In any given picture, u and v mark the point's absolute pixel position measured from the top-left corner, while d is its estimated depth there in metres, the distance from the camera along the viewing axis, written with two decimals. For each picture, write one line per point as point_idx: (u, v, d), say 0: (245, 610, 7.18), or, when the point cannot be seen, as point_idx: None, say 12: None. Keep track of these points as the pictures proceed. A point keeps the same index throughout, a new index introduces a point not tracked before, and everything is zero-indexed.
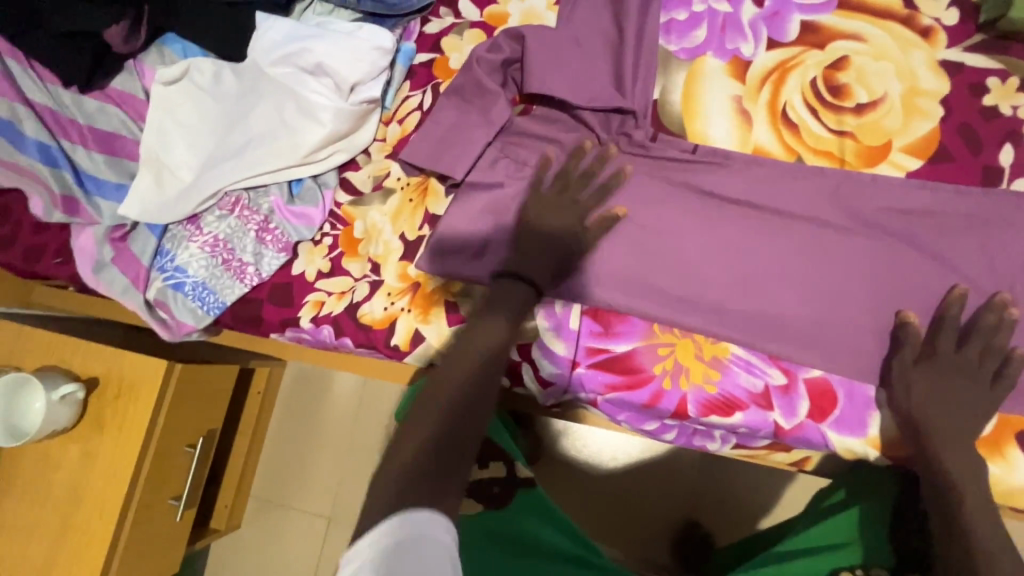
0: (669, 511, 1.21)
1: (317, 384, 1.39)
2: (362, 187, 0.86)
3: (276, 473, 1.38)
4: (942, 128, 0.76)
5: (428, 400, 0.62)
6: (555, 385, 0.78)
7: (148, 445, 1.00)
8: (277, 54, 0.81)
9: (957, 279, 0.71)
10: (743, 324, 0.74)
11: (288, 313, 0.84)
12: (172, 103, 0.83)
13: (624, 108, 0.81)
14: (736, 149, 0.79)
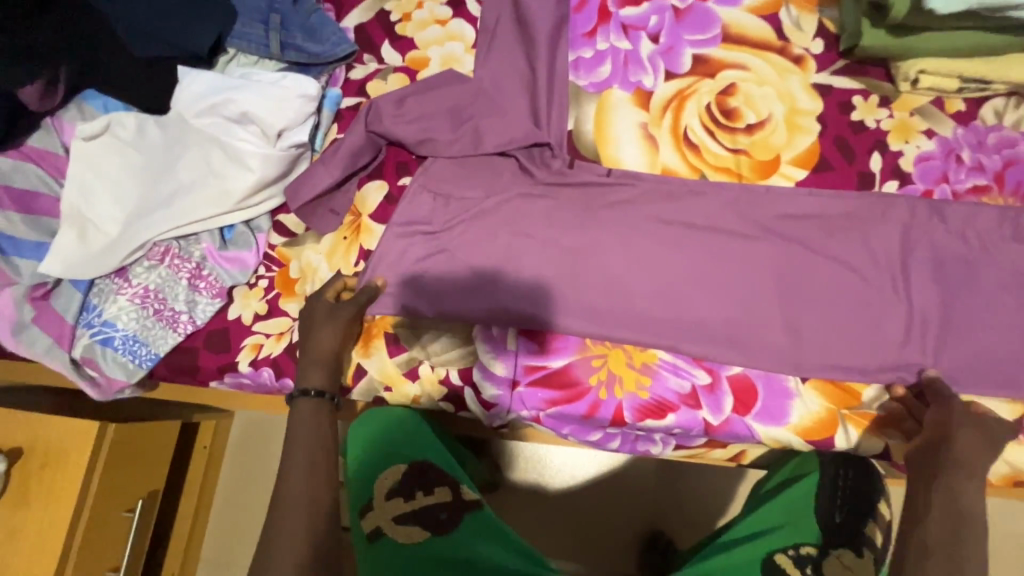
0: (631, 521, 1.24)
1: (266, 433, 1.34)
2: (295, 228, 0.88)
3: (224, 532, 1.31)
4: (821, 141, 0.85)
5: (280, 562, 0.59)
6: (498, 406, 0.80)
7: (79, 513, 0.95)
8: (202, 106, 0.84)
9: (847, 273, 0.79)
10: (667, 330, 0.79)
11: (225, 359, 0.84)
12: (94, 158, 0.83)
13: (542, 138, 0.87)
14: (646, 170, 0.86)
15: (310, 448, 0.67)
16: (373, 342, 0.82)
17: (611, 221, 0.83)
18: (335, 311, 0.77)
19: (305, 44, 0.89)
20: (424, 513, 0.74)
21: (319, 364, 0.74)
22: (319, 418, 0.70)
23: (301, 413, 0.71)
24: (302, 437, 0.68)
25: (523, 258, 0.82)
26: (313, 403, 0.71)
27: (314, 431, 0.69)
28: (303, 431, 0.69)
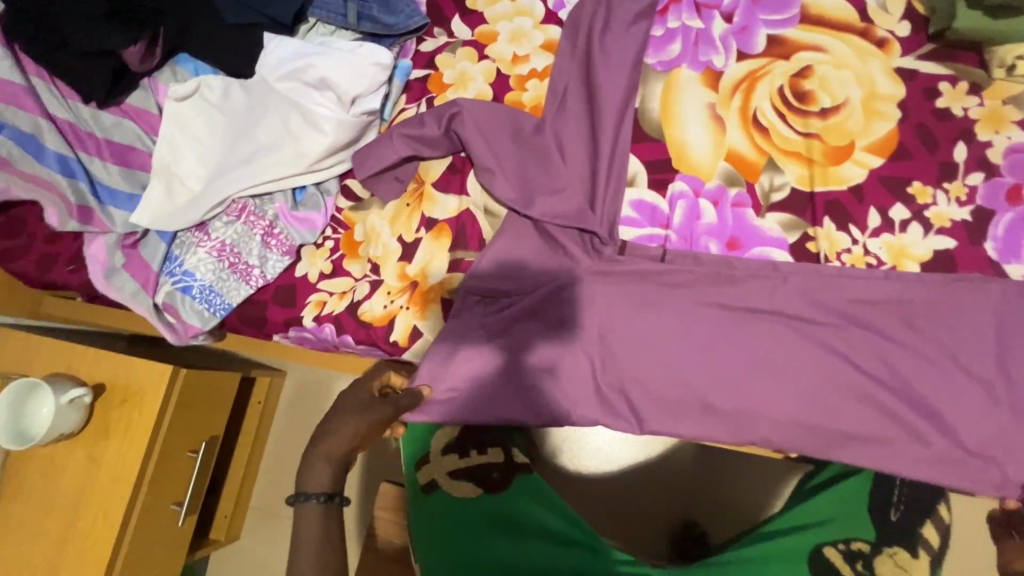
0: (665, 508, 1.23)
1: (317, 395, 1.40)
2: (362, 193, 0.91)
3: (273, 483, 1.39)
4: (901, 128, 0.82)
5: None
6: None
7: (151, 449, 1.02)
8: (283, 72, 0.88)
9: (925, 269, 0.76)
10: (725, 311, 0.78)
11: (291, 313, 0.88)
12: (184, 117, 0.89)
13: (608, 112, 0.85)
14: (712, 150, 0.85)
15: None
16: (430, 306, 0.85)
17: (663, 198, 0.84)
18: (371, 406, 0.69)
19: (380, 16, 0.92)
20: (478, 472, 0.78)
21: (329, 466, 0.64)
22: (327, 532, 0.60)
23: (307, 526, 0.60)
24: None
25: (579, 262, 0.81)
26: (311, 534, 0.60)
27: (316, 573, 0.57)
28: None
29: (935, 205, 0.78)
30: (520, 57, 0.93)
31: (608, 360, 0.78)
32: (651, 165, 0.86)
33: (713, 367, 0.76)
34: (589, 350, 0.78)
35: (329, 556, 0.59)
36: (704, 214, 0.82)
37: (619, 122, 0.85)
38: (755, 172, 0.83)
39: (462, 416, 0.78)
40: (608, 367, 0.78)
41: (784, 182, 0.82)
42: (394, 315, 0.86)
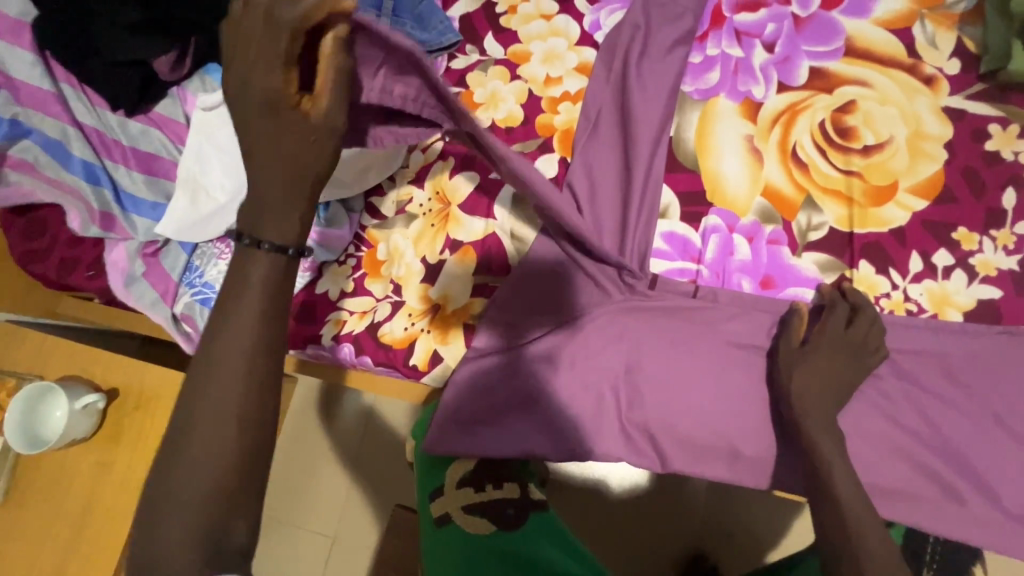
0: (668, 534, 1.12)
1: (328, 400, 1.37)
2: (386, 212, 0.90)
3: (282, 490, 1.36)
4: (946, 170, 0.79)
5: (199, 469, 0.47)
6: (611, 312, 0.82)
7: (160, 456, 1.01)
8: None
9: (977, 323, 0.73)
10: (757, 353, 0.75)
11: (310, 330, 0.87)
12: (211, 128, 0.88)
13: (646, 139, 0.83)
14: (748, 184, 0.82)
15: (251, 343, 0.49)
16: (452, 331, 0.84)
17: (696, 231, 0.82)
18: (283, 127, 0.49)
19: (413, 32, 0.91)
20: (492, 507, 0.76)
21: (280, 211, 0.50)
22: (282, 279, 0.51)
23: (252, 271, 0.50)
24: (226, 363, 0.48)
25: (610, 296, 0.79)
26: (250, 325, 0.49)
27: (266, 298, 0.50)
28: (228, 357, 0.48)
29: (981, 252, 0.76)
30: (553, 78, 0.92)
31: (635, 397, 0.76)
32: (685, 197, 0.83)
33: (744, 409, 0.73)
34: (615, 384, 0.77)
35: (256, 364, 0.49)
36: (737, 250, 0.80)
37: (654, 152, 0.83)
38: (793, 210, 0.81)
39: (483, 449, 0.76)
40: (633, 404, 0.76)
41: (823, 222, 0.79)
42: (415, 338, 0.84)
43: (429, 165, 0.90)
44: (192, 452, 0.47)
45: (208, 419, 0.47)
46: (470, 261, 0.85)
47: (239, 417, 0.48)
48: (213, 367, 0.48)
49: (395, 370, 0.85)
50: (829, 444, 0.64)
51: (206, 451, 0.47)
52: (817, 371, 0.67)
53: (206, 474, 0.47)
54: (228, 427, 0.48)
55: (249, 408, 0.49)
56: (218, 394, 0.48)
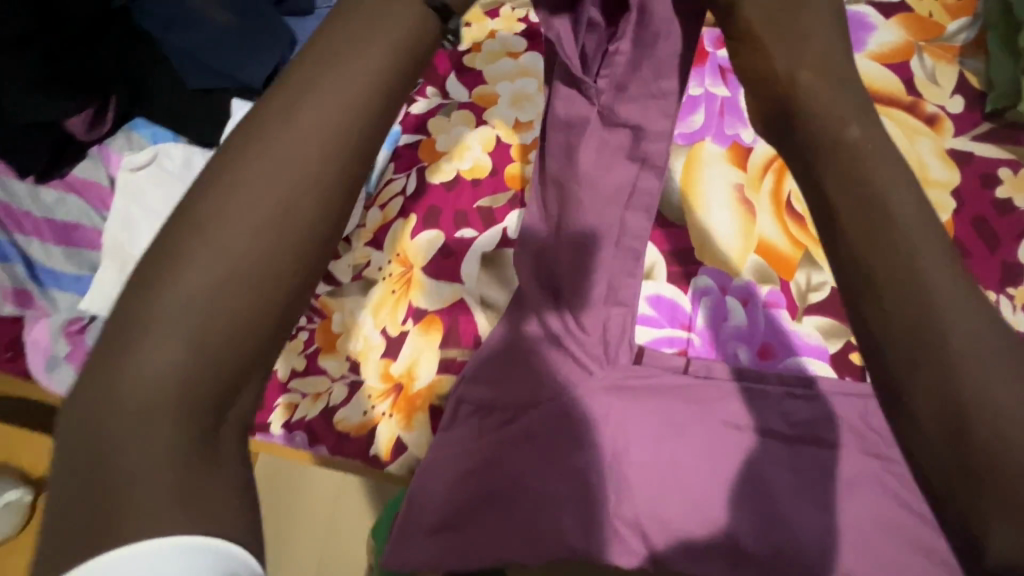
0: None
1: None
2: (342, 276, 0.81)
3: None
4: (954, 222, 0.72)
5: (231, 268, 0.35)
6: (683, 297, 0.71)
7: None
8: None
9: None
10: (764, 437, 0.66)
11: (258, 416, 0.77)
12: (139, 190, 0.77)
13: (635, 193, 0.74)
14: (740, 239, 0.74)
15: (341, 117, 0.38)
16: (416, 415, 0.74)
17: (685, 293, 0.74)
18: None
19: None
20: None
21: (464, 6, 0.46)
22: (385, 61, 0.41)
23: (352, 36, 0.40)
24: (300, 135, 0.37)
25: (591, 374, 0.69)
26: (338, 105, 0.39)
27: (391, 82, 0.41)
28: (306, 128, 0.38)
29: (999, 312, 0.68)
30: (522, 123, 0.84)
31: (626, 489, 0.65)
32: (673, 255, 0.75)
33: (750, 501, 0.64)
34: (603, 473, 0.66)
35: (326, 169, 0.38)
36: (731, 315, 0.72)
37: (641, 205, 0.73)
38: (790, 269, 0.73)
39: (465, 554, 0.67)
40: (624, 496, 0.65)
41: (823, 281, 0.72)
42: (375, 423, 0.75)
43: (389, 223, 0.82)
44: (229, 249, 0.35)
45: (265, 190, 0.36)
46: (435, 332, 0.77)
47: (295, 218, 0.36)
48: (258, 159, 0.37)
49: (355, 462, 0.75)
50: (924, 291, 0.33)
51: (244, 248, 0.35)
52: (842, 112, 0.39)
53: (220, 299, 0.34)
54: (285, 224, 0.36)
55: (306, 235, 0.37)
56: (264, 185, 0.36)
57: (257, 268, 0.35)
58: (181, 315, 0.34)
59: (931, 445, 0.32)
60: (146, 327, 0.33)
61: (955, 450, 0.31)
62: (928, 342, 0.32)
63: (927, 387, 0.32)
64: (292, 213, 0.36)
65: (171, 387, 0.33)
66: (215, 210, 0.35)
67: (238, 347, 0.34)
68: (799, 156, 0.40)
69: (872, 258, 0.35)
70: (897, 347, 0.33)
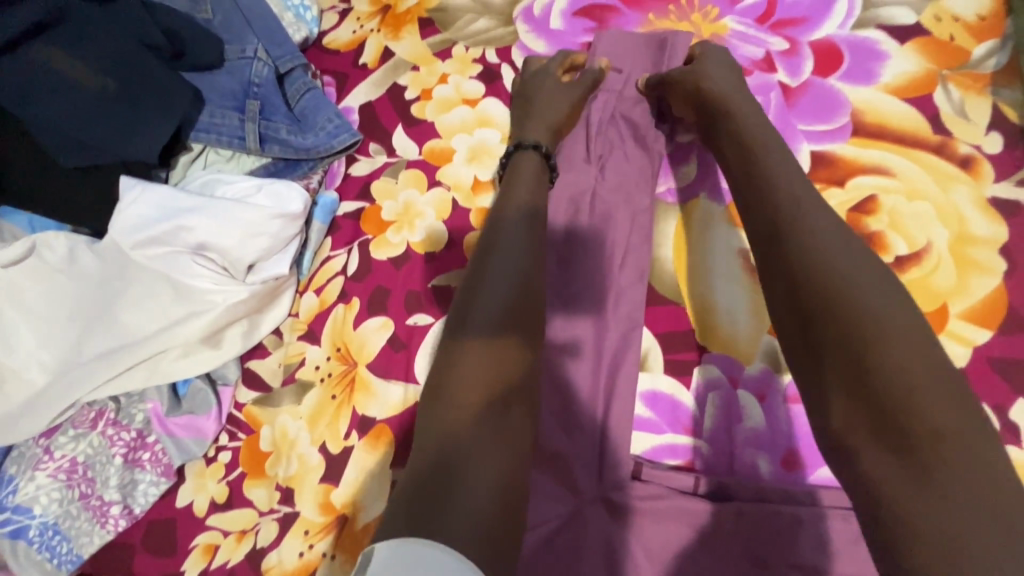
0: None
1: None
2: (271, 379, 0.66)
3: None
4: (1005, 286, 0.59)
5: (476, 326, 0.46)
6: (700, 380, 0.60)
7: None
8: (142, 235, 0.61)
9: None
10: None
11: (166, 565, 0.62)
12: (17, 288, 0.64)
13: (619, 267, 0.62)
14: (750, 318, 0.61)
15: (526, 207, 0.55)
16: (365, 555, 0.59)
17: (687, 387, 0.60)
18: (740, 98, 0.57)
19: (290, 138, 0.69)
20: None
21: (516, 197, 0.55)
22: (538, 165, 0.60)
23: (522, 167, 0.59)
24: (513, 223, 0.53)
25: (581, 501, 0.54)
26: (527, 198, 0.56)
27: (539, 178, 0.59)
28: (511, 217, 0.53)
29: None
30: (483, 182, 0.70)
31: None
32: (669, 339, 0.62)
33: None
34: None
35: (530, 238, 0.52)
36: (745, 414, 0.59)
37: (626, 285, 0.61)
38: None
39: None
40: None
41: None
42: (313, 568, 0.59)
43: (327, 310, 0.68)
44: (475, 311, 0.47)
45: (497, 265, 0.50)
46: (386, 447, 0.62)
47: (521, 279, 0.49)
48: (490, 246, 0.51)
49: None
50: (857, 315, 0.38)
51: (485, 305, 0.47)
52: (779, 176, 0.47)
53: (490, 347, 0.45)
54: (506, 283, 0.48)
55: (525, 290, 0.49)
56: (497, 263, 0.50)
57: (504, 311, 0.47)
58: (480, 361, 0.44)
59: (861, 460, 0.35)
60: (452, 347, 0.46)
61: (861, 458, 0.35)
62: (850, 352, 0.37)
63: (883, 414, 0.35)
64: (530, 276, 0.50)
65: (473, 418, 0.41)
66: (475, 290, 0.48)
67: (512, 357, 0.45)
68: (746, 216, 0.48)
69: (795, 299, 0.41)
70: (836, 371, 0.37)
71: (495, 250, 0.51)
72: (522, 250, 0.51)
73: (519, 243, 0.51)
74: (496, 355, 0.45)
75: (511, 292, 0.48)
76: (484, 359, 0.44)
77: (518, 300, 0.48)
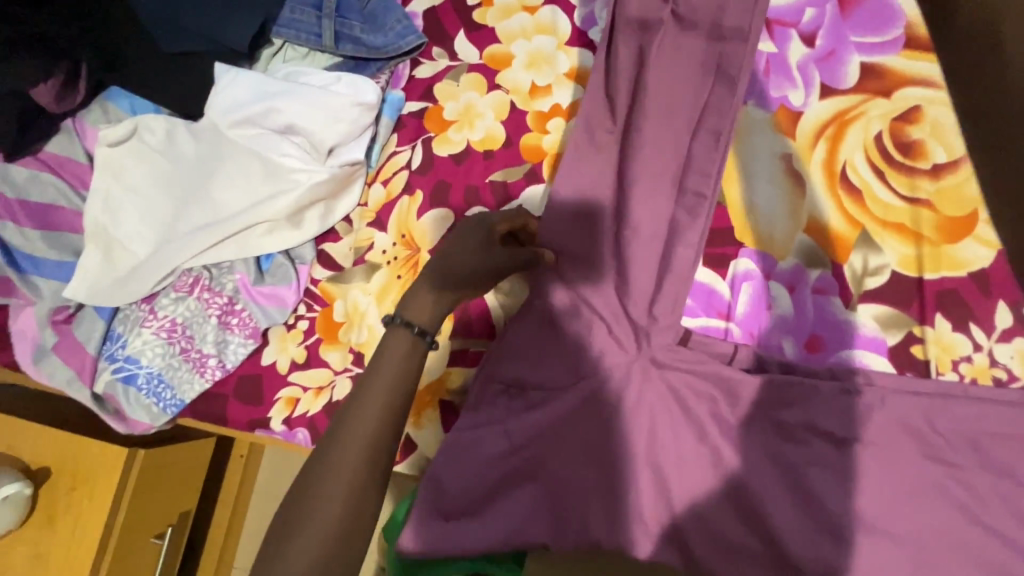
0: None
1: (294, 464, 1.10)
2: (343, 261, 0.74)
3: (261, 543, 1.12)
4: None
5: (343, 447, 0.50)
6: (739, 268, 0.66)
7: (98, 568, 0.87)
8: (238, 116, 0.69)
9: None
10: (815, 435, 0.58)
11: (256, 412, 0.72)
12: (119, 166, 0.71)
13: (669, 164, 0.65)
14: (788, 218, 0.66)
15: (422, 314, 0.57)
16: (426, 412, 0.69)
17: (723, 278, 0.66)
18: None
19: (362, 36, 0.74)
20: None
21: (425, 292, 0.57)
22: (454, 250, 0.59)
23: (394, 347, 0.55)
24: (397, 342, 0.55)
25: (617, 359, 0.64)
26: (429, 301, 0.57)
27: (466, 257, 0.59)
28: (396, 334, 0.55)
29: None
30: (540, 87, 0.74)
31: (662, 486, 0.62)
32: (711, 234, 0.67)
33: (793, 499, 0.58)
34: (637, 467, 0.62)
35: (408, 362, 0.55)
36: (776, 302, 0.64)
37: (685, 167, 0.65)
38: (845, 250, 0.64)
39: (464, 551, 0.61)
40: (660, 493, 0.61)
41: (883, 265, 0.64)
42: None
43: (394, 200, 0.74)
44: (342, 431, 0.51)
45: (372, 387, 0.53)
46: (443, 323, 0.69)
47: (390, 410, 0.52)
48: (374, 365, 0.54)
49: None
50: None
51: (352, 429, 0.51)
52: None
53: (345, 472, 0.49)
54: (374, 411, 0.52)
55: (392, 419, 0.52)
56: (369, 387, 0.53)
57: (367, 439, 0.51)
58: (334, 488, 0.49)
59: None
60: (314, 463, 0.50)
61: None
62: None
63: None
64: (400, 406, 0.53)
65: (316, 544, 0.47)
66: (348, 411, 0.52)
67: (367, 484, 0.50)
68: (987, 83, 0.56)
69: None
70: None
71: (376, 369, 0.54)
72: (400, 376, 0.54)
73: (404, 360, 0.55)
74: (349, 473, 0.49)
75: (375, 423, 0.51)
76: (342, 484, 0.49)
77: (384, 426, 0.52)
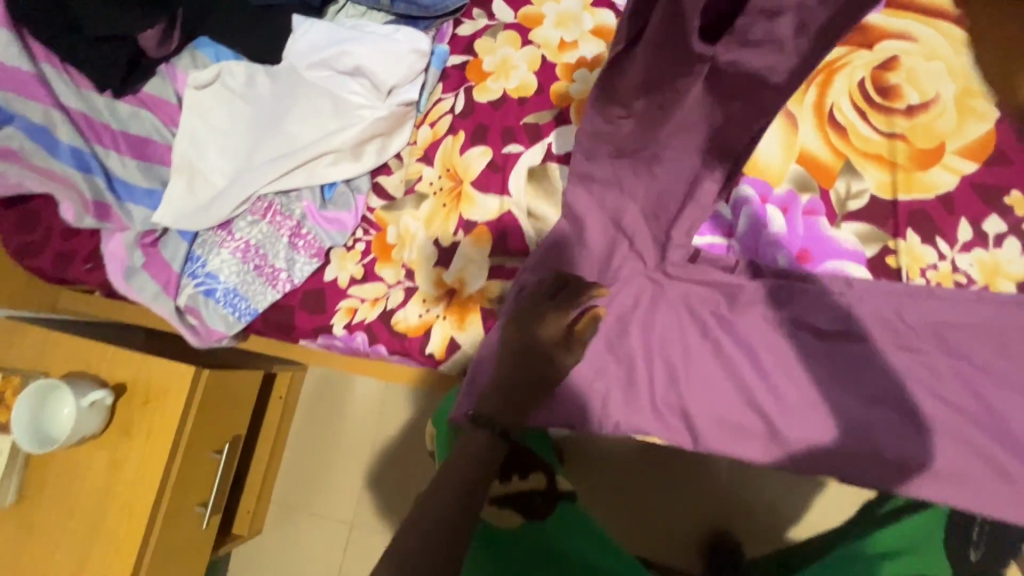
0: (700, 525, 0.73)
1: (337, 387, 1.22)
2: (395, 191, 0.85)
3: (297, 457, 1.21)
4: (996, 131, 0.73)
5: (439, 485, 0.56)
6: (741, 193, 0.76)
7: (166, 475, 0.89)
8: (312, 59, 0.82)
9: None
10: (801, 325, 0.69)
11: (321, 320, 0.83)
12: (204, 107, 0.82)
13: None
14: (783, 151, 0.77)
15: (503, 380, 0.66)
16: (470, 316, 0.79)
17: (727, 202, 0.77)
18: None
19: None
20: (519, 498, 0.70)
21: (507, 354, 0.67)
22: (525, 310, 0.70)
23: (481, 417, 0.64)
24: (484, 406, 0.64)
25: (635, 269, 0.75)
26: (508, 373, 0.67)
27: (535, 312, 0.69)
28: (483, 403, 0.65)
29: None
30: (567, 43, 0.85)
31: (672, 375, 0.72)
32: None
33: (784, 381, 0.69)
34: (651, 360, 0.73)
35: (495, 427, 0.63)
36: (773, 222, 0.75)
37: None
38: (830, 178, 0.75)
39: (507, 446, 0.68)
40: (670, 380, 0.72)
41: (863, 189, 0.74)
42: (431, 325, 0.80)
43: (439, 140, 0.85)
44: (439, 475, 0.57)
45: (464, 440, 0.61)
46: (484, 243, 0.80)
47: (481, 455, 0.60)
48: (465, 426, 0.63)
49: (412, 358, 0.81)
50: None
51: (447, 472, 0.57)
52: None
53: (439, 500, 0.55)
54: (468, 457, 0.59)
55: (478, 458, 0.59)
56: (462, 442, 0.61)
57: (459, 477, 0.57)
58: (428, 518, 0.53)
59: None
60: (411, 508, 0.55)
61: None
62: None
63: None
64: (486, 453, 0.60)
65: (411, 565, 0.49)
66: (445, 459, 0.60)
67: (458, 515, 0.54)
68: None
69: None
70: None
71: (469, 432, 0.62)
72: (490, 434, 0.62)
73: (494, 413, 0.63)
74: (442, 504, 0.54)
75: (468, 464, 0.58)
76: (436, 510, 0.54)
77: (475, 465, 0.58)
